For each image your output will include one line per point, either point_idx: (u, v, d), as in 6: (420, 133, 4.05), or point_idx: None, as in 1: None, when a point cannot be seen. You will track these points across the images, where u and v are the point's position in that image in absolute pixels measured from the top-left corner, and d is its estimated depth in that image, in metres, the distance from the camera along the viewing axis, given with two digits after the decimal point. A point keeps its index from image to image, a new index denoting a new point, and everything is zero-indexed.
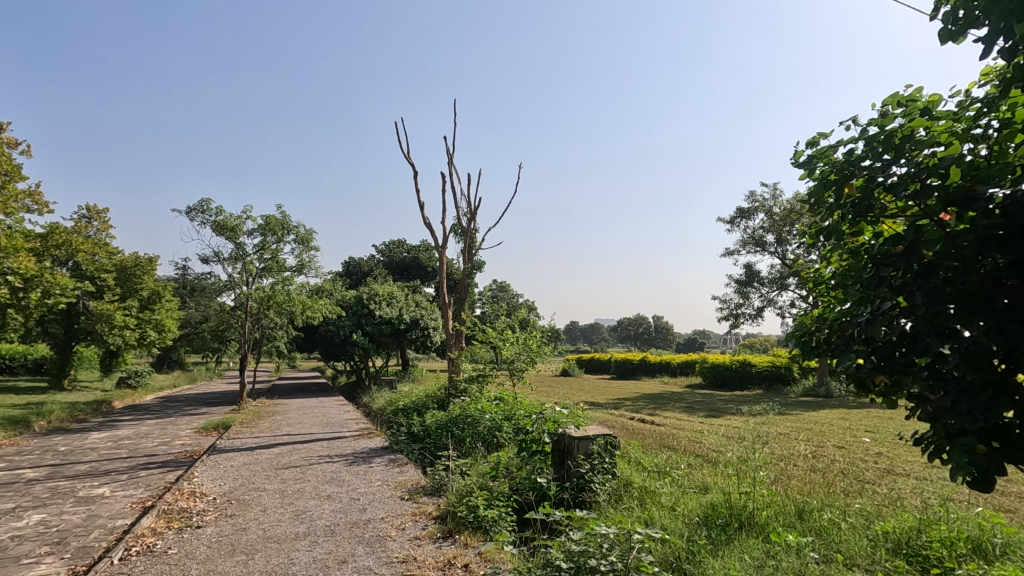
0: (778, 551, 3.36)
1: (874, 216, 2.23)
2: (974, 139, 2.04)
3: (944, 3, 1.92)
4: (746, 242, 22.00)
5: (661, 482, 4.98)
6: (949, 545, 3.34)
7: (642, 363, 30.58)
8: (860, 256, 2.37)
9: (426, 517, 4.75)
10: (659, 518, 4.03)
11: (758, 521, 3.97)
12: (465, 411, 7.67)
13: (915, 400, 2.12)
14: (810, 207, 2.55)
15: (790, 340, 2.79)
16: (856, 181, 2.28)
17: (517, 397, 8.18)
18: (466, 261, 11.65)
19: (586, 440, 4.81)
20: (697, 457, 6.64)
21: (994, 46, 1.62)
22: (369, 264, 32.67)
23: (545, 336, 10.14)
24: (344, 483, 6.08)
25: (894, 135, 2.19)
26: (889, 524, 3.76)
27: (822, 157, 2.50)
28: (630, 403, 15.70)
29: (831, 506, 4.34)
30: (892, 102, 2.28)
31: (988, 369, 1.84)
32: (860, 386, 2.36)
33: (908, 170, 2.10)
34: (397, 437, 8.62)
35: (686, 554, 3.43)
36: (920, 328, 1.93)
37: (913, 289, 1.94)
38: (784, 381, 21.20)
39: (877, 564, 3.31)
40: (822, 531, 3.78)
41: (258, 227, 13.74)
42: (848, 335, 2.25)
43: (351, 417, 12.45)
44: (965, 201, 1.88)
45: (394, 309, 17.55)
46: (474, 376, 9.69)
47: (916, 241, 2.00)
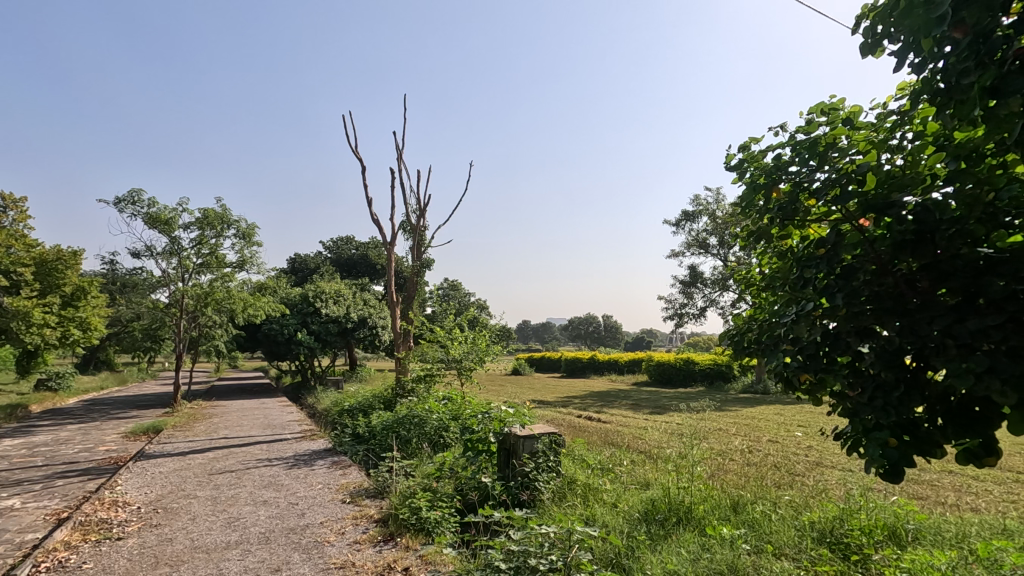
0: (713, 544, 3.48)
1: (800, 221, 2.31)
2: (889, 150, 2.15)
3: (864, 17, 2.00)
4: (690, 244, 22.72)
5: (604, 479, 5.06)
6: (868, 533, 3.54)
7: (591, 362, 31.03)
8: (788, 258, 2.46)
9: (367, 519, 4.65)
10: (601, 515, 4.08)
11: (695, 514, 4.08)
12: (412, 411, 7.55)
13: (837, 396, 2.23)
14: (741, 211, 2.63)
15: (724, 339, 2.87)
16: (784, 185, 2.35)
17: (465, 396, 8.14)
18: (415, 259, 11.44)
19: (531, 439, 4.82)
20: (639, 453, 6.81)
21: (905, 59, 1.69)
22: (316, 260, 31.77)
23: (494, 335, 10.12)
24: (283, 488, 5.86)
25: (819, 142, 2.28)
26: (815, 514, 3.95)
27: (752, 161, 2.56)
28: (577, 401, 15.91)
29: (763, 498, 4.52)
30: (817, 111, 2.37)
31: (901, 367, 1.94)
32: (787, 385, 2.47)
33: (830, 176, 2.18)
34: (341, 439, 8.40)
35: (624, 551, 3.46)
36: (841, 328, 2.04)
37: (835, 290, 2.04)
38: (725, 378, 22.04)
39: (803, 553, 3.46)
40: (754, 522, 3.94)
41: (196, 220, 13.04)
42: (776, 335, 2.34)
43: (294, 419, 12.07)
44: (882, 208, 1.99)
45: (341, 308, 17.12)
46: (421, 376, 9.56)
47: (838, 245, 2.09)
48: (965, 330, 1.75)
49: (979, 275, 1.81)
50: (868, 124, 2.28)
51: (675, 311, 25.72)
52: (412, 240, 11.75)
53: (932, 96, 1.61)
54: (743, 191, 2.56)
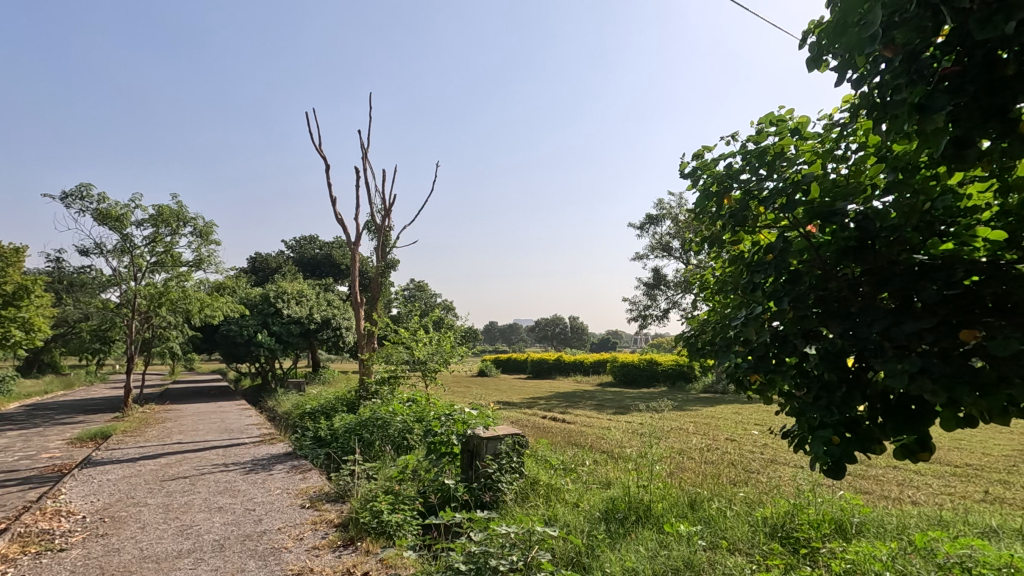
0: (670, 541, 3.57)
1: (750, 227, 2.39)
2: (835, 160, 2.24)
3: (810, 33, 2.08)
4: (654, 246, 23.18)
5: (567, 479, 5.11)
6: (816, 527, 3.69)
7: (557, 363, 31.26)
8: (739, 263, 2.54)
9: (327, 524, 4.57)
10: (563, 515, 4.12)
11: (654, 513, 4.17)
12: (375, 414, 7.47)
13: (784, 395, 2.32)
14: (696, 217, 2.70)
15: (679, 340, 2.94)
16: (735, 193, 2.43)
17: (430, 398, 8.09)
18: (380, 260, 11.31)
19: (495, 440, 4.83)
20: (601, 453, 6.89)
21: (844, 76, 1.77)
22: (278, 259, 31.05)
23: (460, 336, 10.09)
24: (239, 494, 5.70)
25: (768, 152, 2.37)
26: (768, 510, 4.08)
27: (705, 168, 2.63)
28: (543, 402, 15.99)
29: (719, 496, 4.65)
30: (767, 121, 2.45)
31: (843, 367, 2.03)
32: (739, 385, 2.55)
33: (778, 184, 2.27)
34: (301, 443, 8.22)
35: (584, 550, 3.51)
36: (789, 330, 2.12)
37: (782, 294, 2.13)
38: (686, 378, 22.52)
39: (756, 548, 3.57)
40: (710, 519, 4.05)
41: (150, 217, 12.55)
42: (729, 336, 2.43)
43: (253, 422, 11.76)
44: (826, 216, 2.08)
45: (303, 309, 16.76)
46: (385, 378, 9.45)
47: (785, 250, 2.18)
48: (902, 332, 1.85)
49: (914, 280, 1.92)
50: (815, 135, 2.37)
51: (639, 313, 26.17)
52: (377, 240, 11.61)
53: (868, 110, 1.70)
54: (696, 198, 2.63)
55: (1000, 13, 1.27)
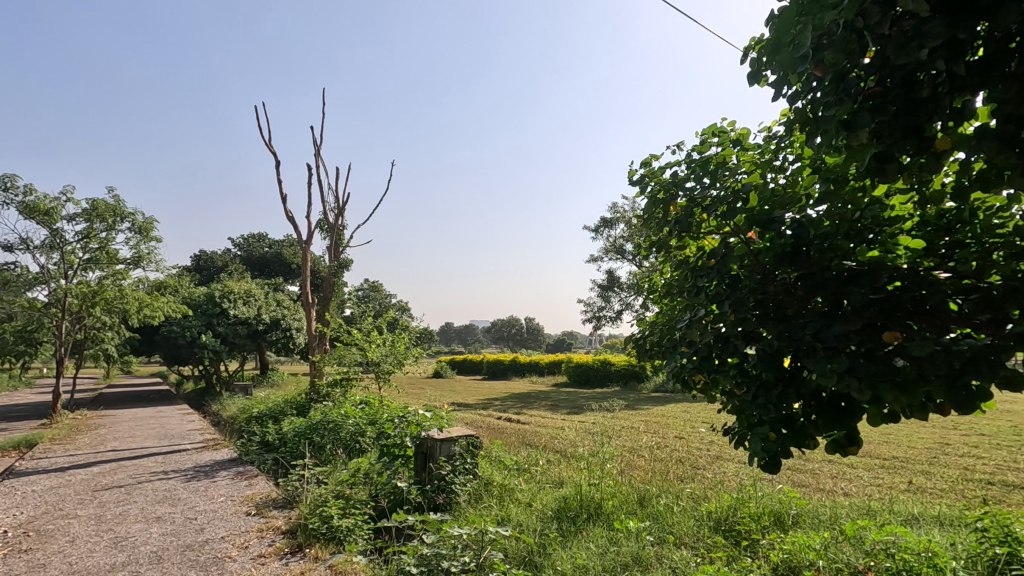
0: (620, 538, 3.66)
1: (695, 233, 2.48)
2: (774, 170, 2.36)
3: (751, 49, 2.17)
4: (608, 249, 23.63)
5: (520, 479, 5.16)
6: (756, 520, 3.86)
7: (512, 364, 31.37)
8: (685, 268, 2.63)
9: (274, 531, 4.44)
10: (516, 514, 4.16)
11: (605, 510, 4.26)
12: (327, 417, 7.31)
13: (726, 394, 2.42)
14: (644, 222, 2.77)
15: (629, 341, 3.03)
16: (680, 201, 2.52)
17: (383, 400, 7.99)
18: (333, 259, 11.06)
19: (449, 441, 4.84)
20: (555, 453, 6.97)
21: (780, 91, 1.86)
22: (224, 257, 29.86)
23: (414, 338, 10.00)
24: (180, 502, 5.45)
25: (711, 161, 2.47)
26: (713, 504, 4.24)
27: (653, 175, 2.71)
28: (498, 403, 16.03)
29: (667, 492, 4.80)
30: (710, 133, 2.55)
31: (779, 367, 2.14)
32: (684, 385, 2.64)
33: (720, 193, 2.37)
34: (247, 448, 7.94)
35: (537, 549, 3.54)
36: (730, 332, 2.22)
37: (724, 298, 2.24)
38: (638, 378, 23.05)
39: (700, 541, 3.71)
40: (658, 515, 4.17)
41: (83, 211, 11.83)
42: (676, 337, 2.52)
43: (196, 428, 11.26)
44: (765, 223, 2.19)
45: (251, 309, 16.17)
46: (337, 380, 9.24)
47: (726, 256, 2.28)
48: (832, 334, 1.98)
49: (843, 285, 2.05)
50: (755, 146, 2.48)
51: (593, 314, 26.63)
52: (329, 239, 11.35)
53: (802, 124, 1.81)
54: (644, 205, 2.71)
55: (915, 40, 1.38)
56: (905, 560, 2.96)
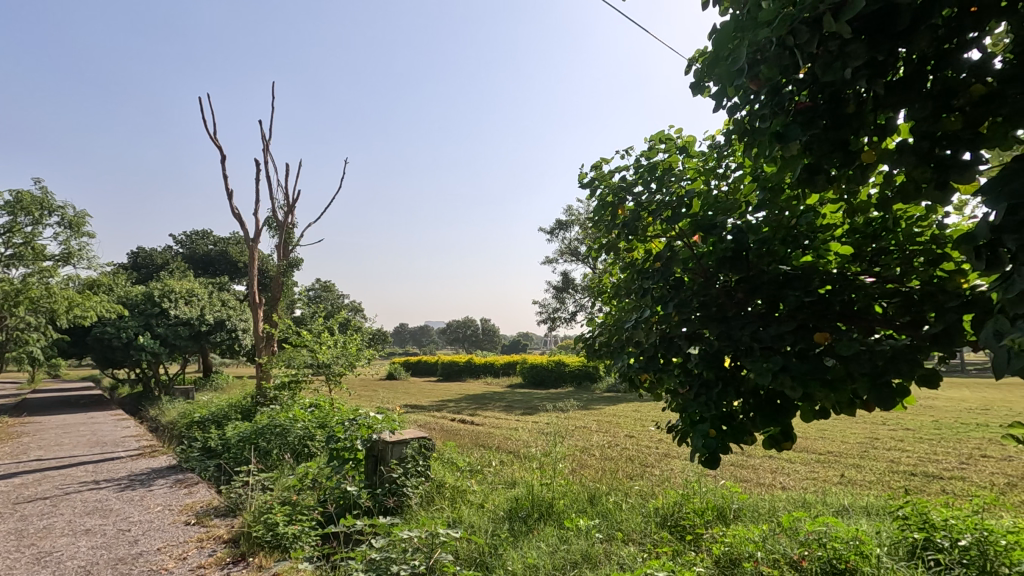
0: (570, 536, 3.72)
1: (643, 236, 2.55)
2: (717, 178, 2.45)
3: (696, 60, 2.25)
4: (564, 251, 23.91)
5: (472, 480, 5.16)
6: (700, 514, 4.00)
7: (467, 365, 31.26)
8: (632, 270, 2.70)
9: (215, 541, 4.27)
10: (467, 516, 4.14)
11: (556, 509, 4.31)
12: (273, 421, 7.08)
13: (670, 393, 2.50)
14: (594, 224, 2.82)
15: (579, 342, 3.08)
16: (628, 205, 2.58)
17: (334, 402, 7.81)
18: (282, 258, 10.73)
19: (401, 444, 4.78)
20: (507, 454, 7.00)
21: (721, 102, 1.94)
22: (165, 255, 28.45)
23: (366, 339, 9.81)
24: (112, 513, 5.16)
25: (658, 167, 2.54)
26: (660, 501, 4.36)
27: (602, 179, 2.76)
28: (452, 404, 15.95)
29: (616, 489, 4.91)
30: (657, 140, 2.62)
31: (720, 366, 2.23)
32: (631, 384, 2.71)
33: (666, 198, 2.44)
34: (188, 454, 7.59)
35: (488, 550, 3.55)
36: (674, 332, 2.31)
37: (668, 300, 2.31)
38: (592, 379, 23.40)
39: (647, 537, 3.81)
40: (607, 512, 4.26)
41: (6, 204, 11.04)
42: (623, 338, 2.59)
43: (131, 434, 10.68)
44: (708, 228, 2.27)
45: (193, 309, 15.47)
46: (285, 382, 8.97)
47: (671, 259, 2.35)
48: (768, 334, 2.08)
49: (779, 287, 2.16)
50: (699, 154, 2.57)
51: (548, 315, 26.87)
52: (278, 237, 10.99)
53: (741, 134, 1.89)
54: (594, 207, 2.76)
55: (839, 60, 1.47)
56: (835, 548, 3.14)
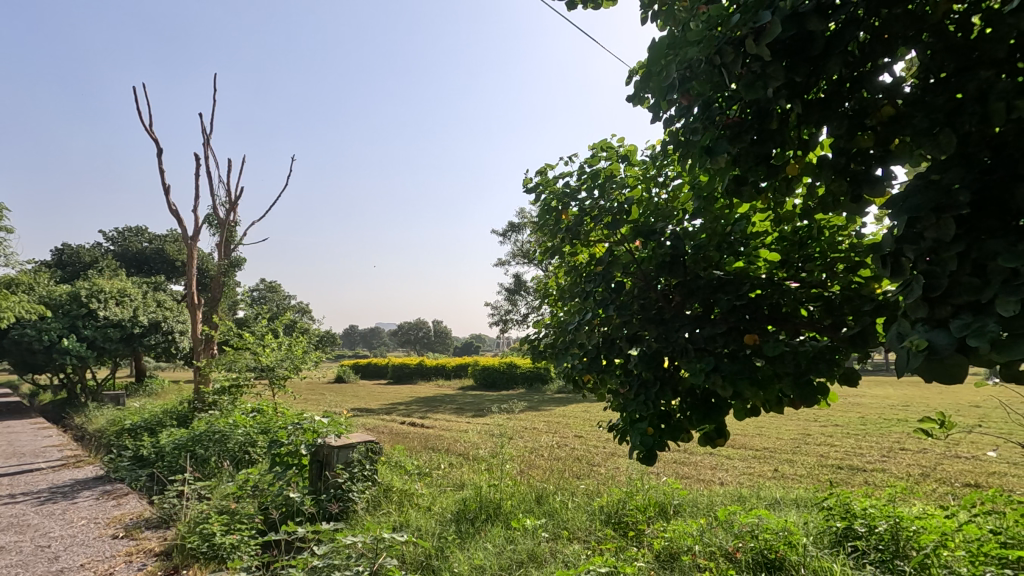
0: (517, 536, 3.76)
1: (586, 241, 2.61)
2: (657, 186, 2.55)
3: (636, 71, 2.33)
4: (516, 254, 24.05)
5: (420, 484, 5.13)
6: (642, 511, 4.14)
7: (418, 367, 30.90)
8: (576, 274, 2.76)
9: (145, 554, 4.07)
10: (414, 519, 4.11)
11: (503, 510, 4.34)
12: (212, 427, 6.79)
13: (611, 392, 2.59)
14: (539, 229, 2.86)
15: (524, 344, 3.12)
16: (571, 210, 2.64)
17: (278, 407, 7.57)
18: (222, 257, 10.31)
19: (347, 448, 4.68)
20: (457, 456, 6.98)
21: (657, 115, 2.03)
22: (93, 252, 26.74)
23: (312, 341, 9.55)
24: (30, 529, 4.82)
25: (600, 174, 2.61)
26: (605, 499, 4.47)
27: (546, 185, 2.80)
28: (403, 407, 15.74)
29: (563, 489, 4.99)
30: (600, 148, 2.69)
31: (658, 366, 2.32)
32: (575, 386, 2.79)
33: (607, 204, 2.51)
34: (117, 463, 7.17)
35: (435, 552, 3.55)
36: (614, 334, 2.40)
37: (609, 303, 2.39)
38: (543, 380, 23.61)
39: (592, 535, 3.89)
40: (554, 512, 4.33)
41: None
42: (567, 339, 2.66)
43: (53, 444, 9.98)
44: (647, 234, 2.36)
45: (125, 310, 14.64)
46: (225, 387, 8.62)
47: (612, 264, 2.43)
48: (701, 336, 2.18)
49: (713, 292, 2.28)
50: (640, 163, 2.66)
51: (500, 317, 26.97)
52: (219, 235, 10.55)
53: (676, 145, 1.98)
54: (538, 212, 2.82)
55: (761, 80, 1.56)
56: (766, 540, 3.31)
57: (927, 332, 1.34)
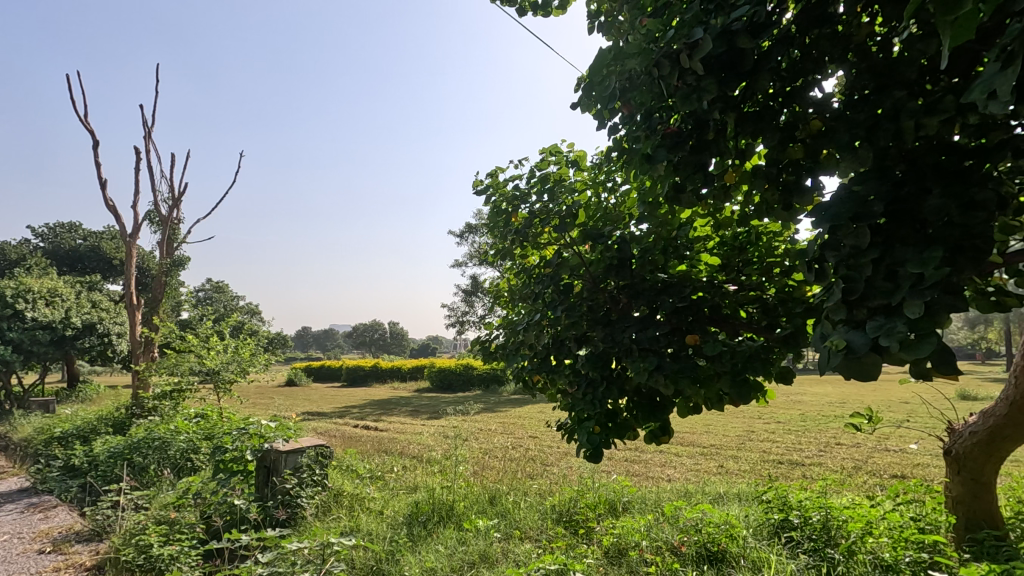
0: (469, 537, 3.76)
1: (536, 243, 2.64)
2: (606, 191, 2.62)
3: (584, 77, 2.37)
4: (473, 255, 24.00)
5: (372, 487, 5.08)
6: (592, 509, 4.23)
7: (373, 370, 30.37)
8: (527, 275, 2.80)
9: (75, 569, 3.86)
10: (365, 524, 4.06)
11: (456, 511, 4.34)
12: (150, 433, 6.47)
13: (561, 393, 2.64)
14: (490, 231, 2.88)
15: (475, 344, 3.13)
16: (521, 213, 2.67)
17: (224, 411, 7.30)
18: (165, 256, 9.87)
19: (296, 453, 4.61)
20: (410, 458, 6.91)
21: (604, 122, 2.09)
22: (19, 249, 24.97)
23: (261, 343, 9.26)
24: None
25: (549, 178, 2.65)
26: (556, 498, 4.53)
27: (497, 187, 2.82)
28: (356, 410, 15.45)
29: (516, 489, 5.02)
30: (550, 152, 2.74)
31: (605, 367, 2.38)
32: (526, 386, 2.82)
33: (556, 207, 2.56)
34: (45, 474, 6.74)
35: (385, 556, 3.52)
36: (563, 334, 2.46)
37: (558, 304, 2.45)
38: (499, 381, 23.65)
39: (543, 533, 3.94)
40: (506, 512, 4.36)
41: None
42: (518, 339, 2.70)
43: None
44: (596, 237, 2.42)
45: (57, 311, 13.76)
46: (167, 392, 8.24)
47: (560, 266, 2.49)
48: (645, 337, 2.26)
49: (658, 294, 2.36)
50: (589, 168, 2.72)
51: (457, 318, 26.87)
52: (161, 233, 10.10)
53: (620, 152, 2.05)
54: (489, 213, 2.84)
55: (695, 92, 1.64)
56: (709, 533, 3.44)
57: (846, 333, 1.43)
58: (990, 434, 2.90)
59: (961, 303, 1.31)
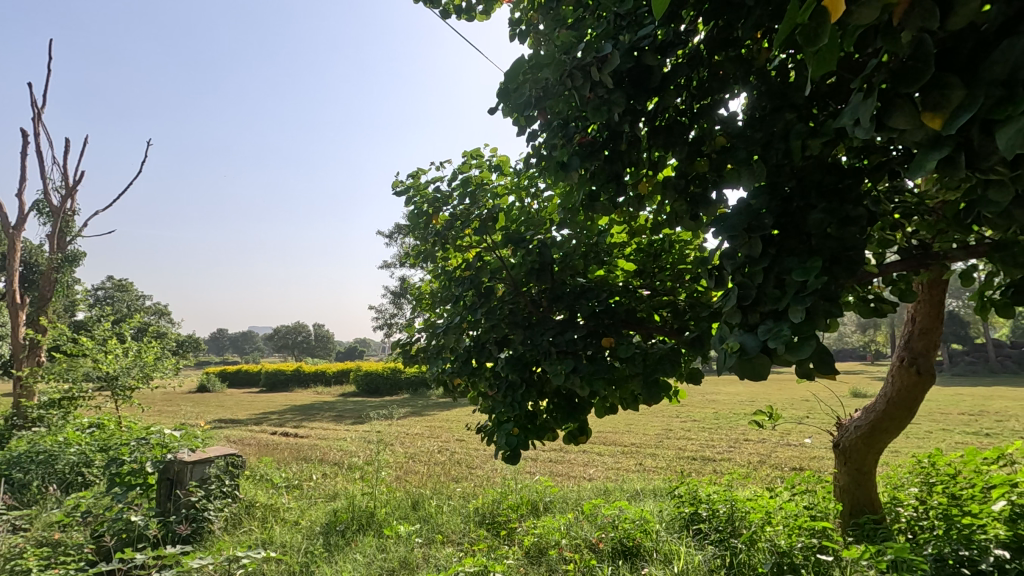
0: (389, 544, 3.70)
1: (457, 245, 2.63)
2: (528, 196, 2.66)
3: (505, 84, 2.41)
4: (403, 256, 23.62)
5: (287, 497, 4.88)
6: (515, 509, 4.28)
7: (295, 374, 29.08)
8: (448, 277, 2.78)
9: None
10: (278, 536, 3.87)
11: (376, 519, 4.23)
12: (34, 446, 5.85)
13: (482, 396, 2.63)
14: (410, 232, 2.83)
15: (396, 348, 3.07)
16: (442, 214, 2.65)
17: (123, 420, 6.72)
18: (56, 250, 8.98)
19: (203, 463, 4.33)
20: (331, 465, 6.68)
21: (523, 130, 2.13)
22: None
23: (168, 346, 8.62)
24: None
25: (472, 180, 2.65)
26: (479, 500, 4.54)
27: (418, 188, 2.78)
28: (275, 416, 14.73)
29: (440, 493, 4.98)
30: (472, 156, 2.74)
31: (526, 369, 2.40)
32: (447, 390, 2.80)
33: (478, 210, 2.57)
34: None
35: (300, 568, 3.39)
36: (484, 337, 2.47)
37: (479, 307, 2.46)
38: (427, 385, 23.38)
39: (465, 536, 3.93)
40: (428, 516, 4.31)
41: None
42: (440, 343, 2.68)
43: None
44: (517, 241, 2.44)
45: None
46: (55, 400, 7.48)
47: (481, 269, 2.50)
48: (563, 340, 2.30)
49: (577, 298, 2.43)
50: (512, 172, 2.75)
51: (386, 320, 26.32)
52: (52, 225, 9.17)
53: (538, 159, 2.10)
54: (409, 215, 2.79)
55: (605, 105, 1.70)
56: (625, 528, 3.57)
57: (741, 335, 1.53)
58: (871, 427, 3.23)
59: (836, 308, 1.45)
